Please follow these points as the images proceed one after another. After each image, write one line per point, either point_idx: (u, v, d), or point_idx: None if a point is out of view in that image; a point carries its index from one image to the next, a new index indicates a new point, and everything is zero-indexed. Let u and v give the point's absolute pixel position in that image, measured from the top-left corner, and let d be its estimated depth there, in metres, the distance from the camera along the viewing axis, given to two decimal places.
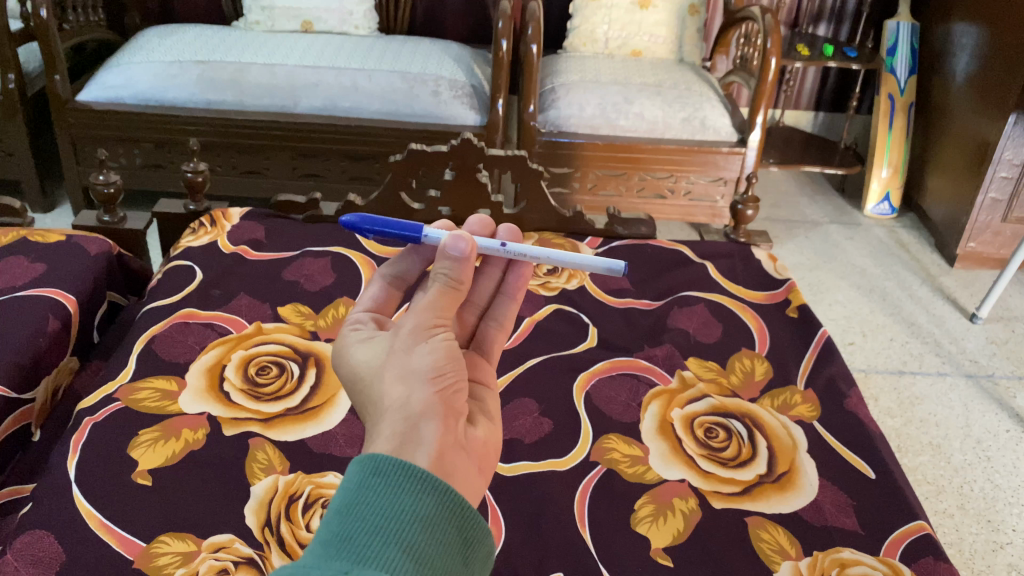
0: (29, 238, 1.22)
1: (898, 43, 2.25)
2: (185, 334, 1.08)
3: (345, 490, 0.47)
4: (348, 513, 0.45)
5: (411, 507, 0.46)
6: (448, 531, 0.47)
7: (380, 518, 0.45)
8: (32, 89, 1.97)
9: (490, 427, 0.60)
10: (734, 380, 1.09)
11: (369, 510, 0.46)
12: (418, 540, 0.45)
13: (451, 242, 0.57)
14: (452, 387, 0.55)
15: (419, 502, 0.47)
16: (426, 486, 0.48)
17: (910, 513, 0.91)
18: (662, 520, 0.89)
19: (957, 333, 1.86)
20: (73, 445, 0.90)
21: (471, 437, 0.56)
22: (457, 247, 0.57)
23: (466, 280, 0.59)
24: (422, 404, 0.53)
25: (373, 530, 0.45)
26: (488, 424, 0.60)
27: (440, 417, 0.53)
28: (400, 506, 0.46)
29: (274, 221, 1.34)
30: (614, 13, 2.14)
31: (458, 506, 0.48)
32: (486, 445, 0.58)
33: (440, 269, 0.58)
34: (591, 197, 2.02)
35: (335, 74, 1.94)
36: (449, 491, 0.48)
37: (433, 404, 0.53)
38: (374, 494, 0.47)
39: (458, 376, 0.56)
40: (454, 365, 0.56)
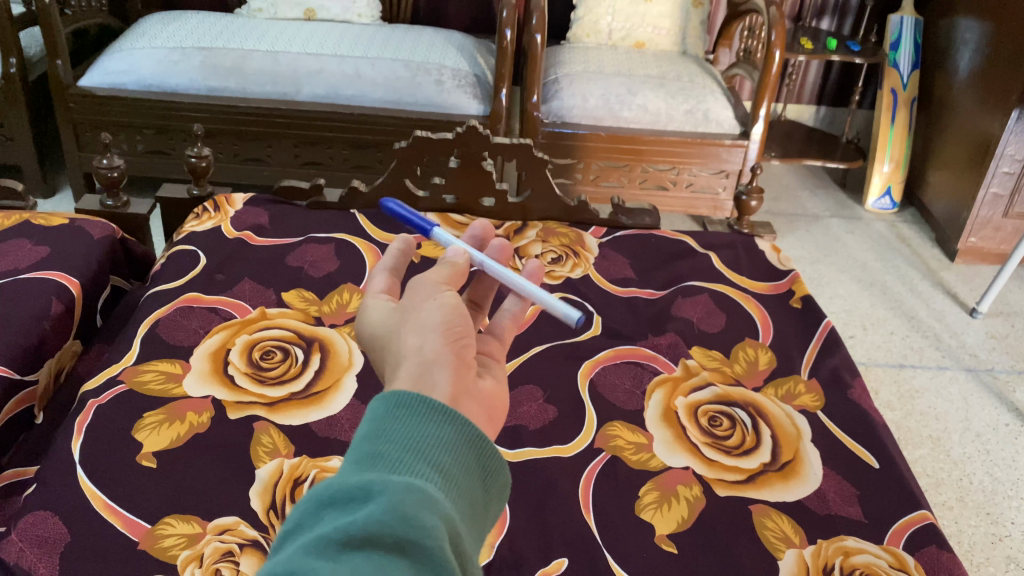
0: (31, 221, 1.22)
1: (901, 39, 2.24)
2: (189, 318, 1.07)
3: (369, 419, 0.48)
4: (377, 433, 0.46)
5: (437, 430, 0.47)
6: (473, 452, 0.48)
7: (407, 443, 0.46)
8: (33, 74, 1.96)
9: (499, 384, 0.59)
10: (738, 369, 1.09)
11: (397, 430, 0.47)
12: (447, 459, 0.46)
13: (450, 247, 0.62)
14: (462, 339, 0.55)
15: (443, 429, 0.47)
16: (449, 416, 0.48)
17: (913, 502, 0.92)
18: (667, 507, 0.89)
19: (957, 327, 1.86)
20: (77, 427, 0.89)
21: (480, 389, 0.55)
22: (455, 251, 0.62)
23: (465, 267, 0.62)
24: (436, 352, 0.53)
25: (401, 454, 0.45)
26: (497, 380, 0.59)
27: (451, 366, 0.52)
28: (424, 434, 0.47)
29: (277, 208, 1.34)
30: (617, 4, 2.13)
31: (479, 436, 0.49)
32: (495, 399, 0.56)
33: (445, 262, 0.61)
34: (593, 187, 2.01)
35: (338, 62, 1.93)
36: (467, 421, 0.49)
37: (446, 353, 0.53)
38: (398, 422, 0.47)
39: (467, 329, 0.55)
40: (464, 317, 0.56)
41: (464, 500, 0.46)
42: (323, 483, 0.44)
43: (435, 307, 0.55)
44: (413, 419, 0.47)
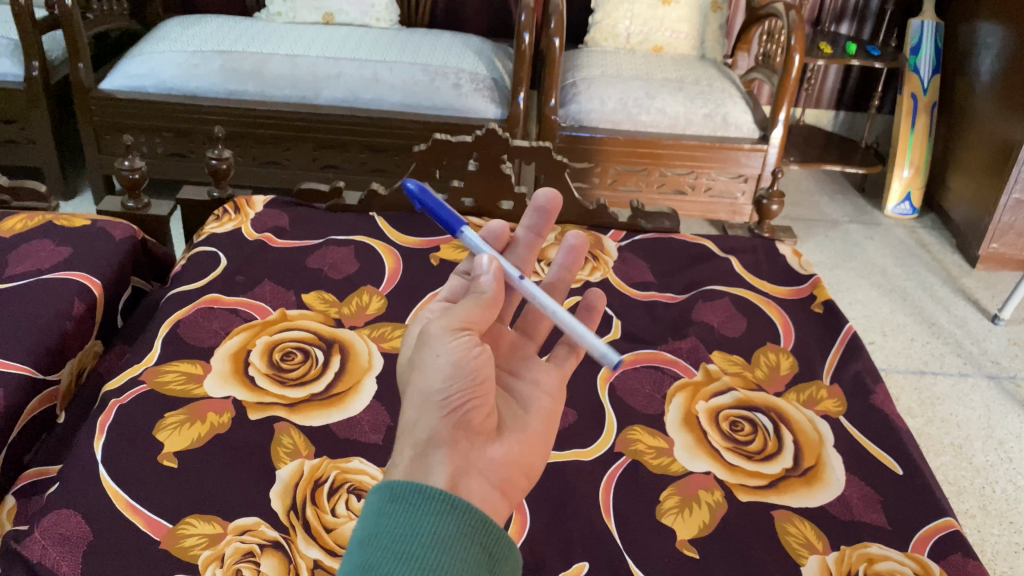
0: (54, 222, 1.22)
1: (921, 44, 2.22)
2: (210, 319, 1.08)
3: (368, 519, 0.51)
4: (371, 543, 0.50)
5: (429, 532, 0.50)
6: (468, 549, 0.51)
7: (406, 543, 0.50)
8: (55, 77, 1.98)
9: (525, 437, 0.64)
10: (759, 374, 1.09)
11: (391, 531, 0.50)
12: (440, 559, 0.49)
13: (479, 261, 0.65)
14: (464, 409, 0.59)
15: (441, 522, 0.51)
16: (447, 507, 0.52)
17: (939, 510, 0.90)
18: (688, 511, 0.88)
19: (978, 334, 1.84)
20: (99, 427, 0.90)
21: (491, 456, 0.60)
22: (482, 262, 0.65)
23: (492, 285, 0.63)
24: (432, 431, 0.57)
25: (400, 558, 0.49)
26: (521, 438, 0.64)
27: (450, 445, 0.57)
28: (422, 529, 0.50)
29: (297, 210, 1.34)
30: (636, 8, 2.13)
31: (480, 521, 0.53)
32: (511, 461, 0.62)
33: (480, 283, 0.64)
34: (611, 192, 2.01)
35: (357, 66, 1.94)
36: (467, 507, 0.53)
37: (440, 432, 0.58)
38: (397, 519, 0.51)
39: (472, 395, 0.59)
40: (470, 382, 0.59)
41: None
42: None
43: (437, 375, 0.59)
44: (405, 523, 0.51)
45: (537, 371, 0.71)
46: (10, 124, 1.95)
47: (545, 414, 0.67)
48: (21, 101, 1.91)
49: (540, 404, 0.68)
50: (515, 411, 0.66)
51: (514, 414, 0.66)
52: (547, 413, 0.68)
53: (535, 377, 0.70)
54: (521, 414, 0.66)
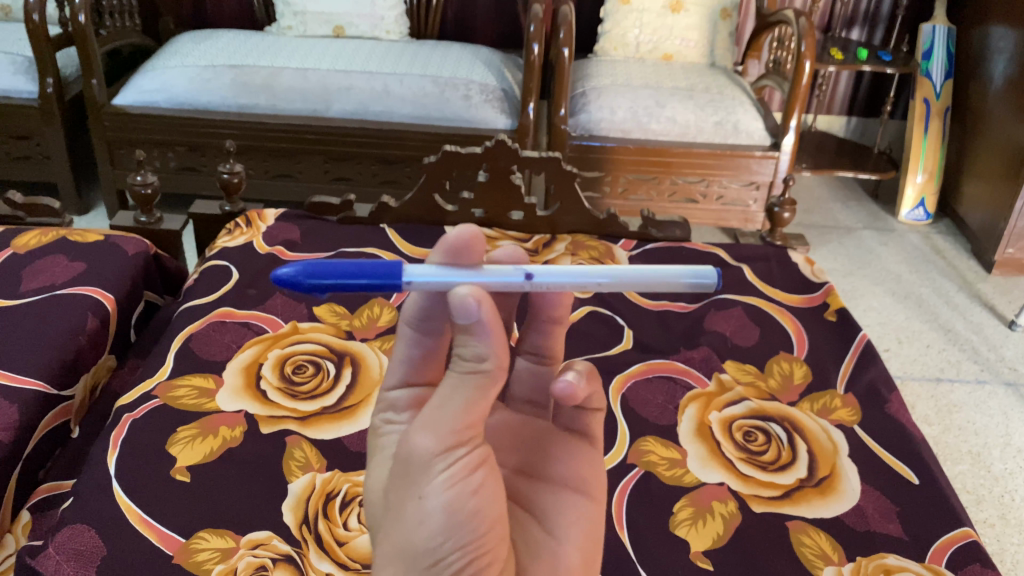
0: (68, 237, 1.23)
1: (933, 48, 2.21)
2: (222, 333, 1.08)
3: None
4: None
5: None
6: None
7: None
8: (69, 93, 1.99)
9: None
10: (772, 384, 1.08)
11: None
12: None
13: (461, 307, 0.52)
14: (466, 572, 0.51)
15: None
16: None
17: (956, 519, 0.89)
18: (701, 523, 0.87)
19: (995, 340, 1.82)
20: (112, 442, 0.90)
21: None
22: (469, 311, 0.52)
23: (491, 357, 0.53)
24: None
25: None
26: None
27: None
28: None
29: (309, 223, 1.35)
30: (645, 17, 2.13)
31: None
32: None
33: (473, 351, 0.54)
34: (621, 201, 2.01)
35: (367, 78, 1.94)
36: None
37: None
38: None
39: (474, 554, 0.52)
40: (473, 529, 0.52)
41: None
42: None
43: (431, 523, 0.52)
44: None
45: (564, 465, 0.66)
46: (24, 141, 1.97)
47: (582, 542, 0.63)
48: (36, 117, 1.93)
49: (574, 516, 0.64)
50: (544, 544, 0.61)
51: (540, 551, 0.61)
52: (585, 530, 0.64)
53: (564, 476, 0.66)
54: (553, 552, 0.61)
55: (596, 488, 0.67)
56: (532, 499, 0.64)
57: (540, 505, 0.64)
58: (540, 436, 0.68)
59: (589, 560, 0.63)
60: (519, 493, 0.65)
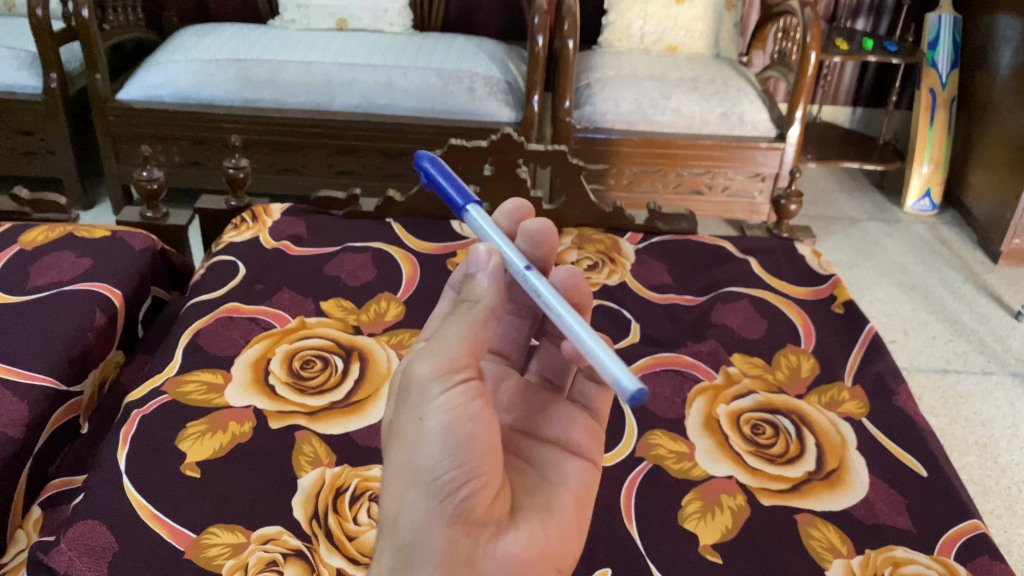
0: (74, 233, 1.23)
1: (939, 38, 2.20)
2: (230, 328, 1.08)
3: None
4: None
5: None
6: None
7: None
8: (74, 88, 1.99)
9: (550, 519, 0.61)
10: (780, 376, 1.08)
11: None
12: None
13: (476, 260, 0.61)
14: (460, 497, 0.55)
15: None
16: None
17: (965, 512, 0.89)
18: (710, 516, 0.88)
19: (1001, 331, 1.82)
20: (122, 438, 0.90)
21: (502, 549, 0.57)
22: (481, 263, 0.61)
23: (485, 297, 0.59)
24: (423, 516, 0.55)
25: None
26: (541, 514, 0.61)
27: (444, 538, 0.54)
28: None
29: (314, 217, 1.34)
30: (649, 8, 2.12)
31: None
32: (526, 546, 0.58)
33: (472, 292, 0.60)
34: (626, 193, 2.00)
35: (371, 71, 1.94)
36: None
37: (433, 516, 0.55)
38: None
39: (469, 481, 0.55)
40: (468, 453, 0.54)
41: None
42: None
43: (429, 448, 0.55)
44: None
45: (563, 428, 0.70)
46: (29, 136, 1.97)
47: (576, 486, 0.65)
48: (40, 112, 1.93)
49: (573, 471, 0.66)
50: (539, 486, 0.64)
51: (536, 490, 0.63)
52: (579, 481, 0.66)
53: (563, 438, 0.69)
54: (547, 493, 0.64)
55: (594, 451, 0.70)
56: (527, 452, 0.67)
57: (537, 459, 0.67)
58: (541, 404, 0.72)
59: (583, 503, 0.65)
60: (517, 446, 0.68)
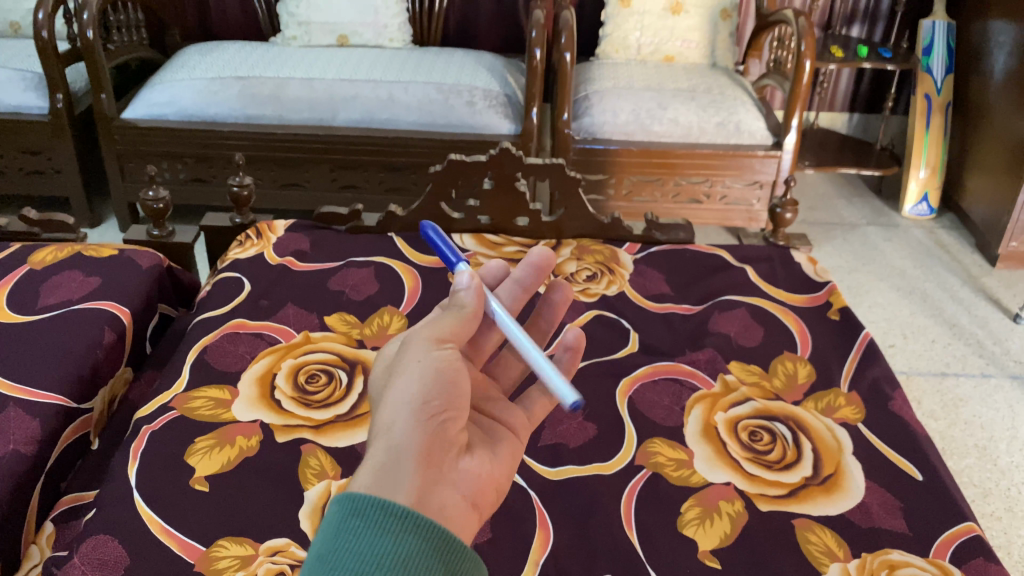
0: (83, 252, 1.26)
1: (933, 45, 2.24)
2: (236, 344, 1.10)
3: (327, 536, 0.51)
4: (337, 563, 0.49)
5: (386, 547, 0.50)
6: (428, 566, 0.50)
7: (364, 562, 0.49)
8: (80, 108, 2.02)
9: (494, 461, 0.65)
10: (777, 383, 1.09)
11: (340, 556, 0.49)
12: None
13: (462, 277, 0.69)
14: (441, 419, 0.60)
15: (399, 542, 0.50)
16: (401, 523, 0.51)
17: (960, 514, 0.91)
18: (709, 523, 0.89)
19: (1000, 334, 1.83)
20: (132, 454, 0.93)
21: (461, 468, 0.60)
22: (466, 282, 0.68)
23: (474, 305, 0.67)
24: (406, 432, 0.57)
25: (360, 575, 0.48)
26: (488, 456, 0.65)
27: (422, 447, 0.57)
28: (385, 549, 0.50)
29: (317, 233, 1.37)
30: (645, 19, 2.15)
31: (442, 538, 0.52)
32: (479, 477, 0.62)
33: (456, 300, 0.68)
34: (626, 203, 2.02)
35: (372, 86, 1.97)
36: (431, 523, 0.52)
37: (417, 433, 0.58)
38: (358, 537, 0.50)
39: (449, 407, 0.60)
40: (450, 392, 0.60)
41: None
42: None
43: (416, 381, 0.60)
44: (368, 544, 0.50)
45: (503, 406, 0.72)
46: (36, 156, 2.00)
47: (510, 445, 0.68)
48: (47, 132, 1.96)
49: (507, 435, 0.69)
50: (482, 440, 0.67)
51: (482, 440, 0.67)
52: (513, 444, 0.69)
53: (504, 416, 0.71)
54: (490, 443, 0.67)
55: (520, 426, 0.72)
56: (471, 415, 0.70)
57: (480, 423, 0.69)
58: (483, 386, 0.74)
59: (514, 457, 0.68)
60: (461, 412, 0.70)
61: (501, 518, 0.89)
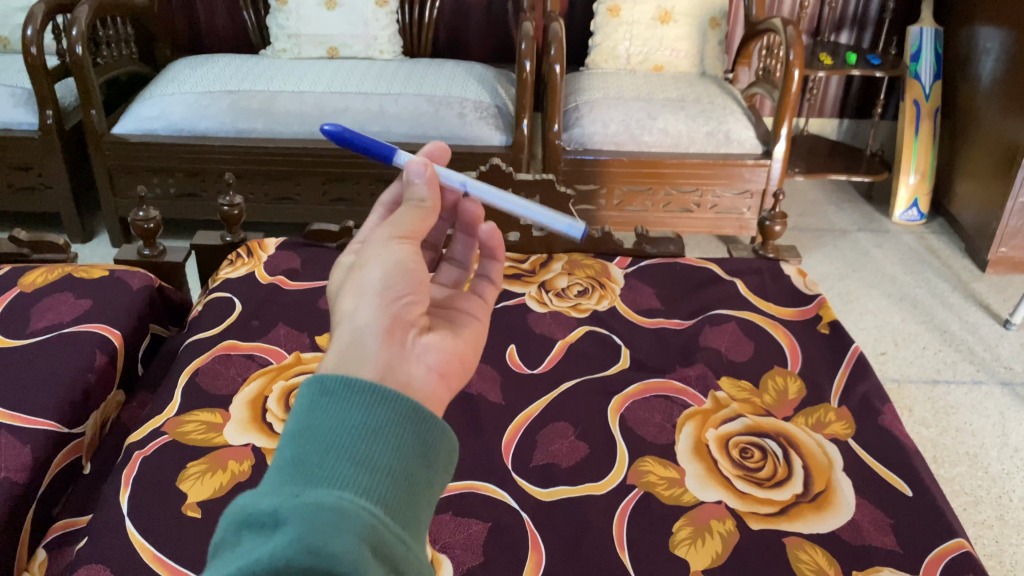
0: (73, 274, 1.26)
1: (921, 50, 2.25)
2: (228, 366, 1.10)
3: (297, 414, 0.50)
4: (307, 438, 0.48)
5: (359, 422, 0.49)
6: (400, 437, 0.50)
7: (334, 436, 0.48)
8: (70, 123, 2.02)
9: (460, 339, 0.62)
10: (767, 399, 1.10)
11: (310, 431, 0.48)
12: (391, 464, 0.49)
13: (413, 169, 0.62)
14: (403, 301, 0.56)
15: (369, 415, 0.50)
16: (371, 398, 0.50)
17: (950, 530, 0.92)
18: (700, 542, 0.90)
19: (991, 340, 1.84)
20: (124, 480, 0.93)
21: (425, 345, 0.57)
22: (419, 172, 0.62)
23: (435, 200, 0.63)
24: (367, 316, 0.54)
25: (331, 449, 0.48)
26: (454, 336, 0.61)
27: (383, 329, 0.54)
28: (356, 423, 0.49)
29: (308, 251, 1.37)
30: (635, 29, 2.15)
31: (415, 412, 0.51)
32: (447, 353, 0.58)
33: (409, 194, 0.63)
34: (617, 213, 2.03)
35: (363, 99, 1.96)
36: (401, 397, 0.51)
37: (378, 315, 0.54)
38: (326, 413, 0.49)
39: (411, 287, 0.57)
40: (411, 277, 0.57)
41: (390, 486, 0.48)
42: (240, 503, 0.46)
43: (376, 269, 0.57)
44: (342, 420, 0.49)
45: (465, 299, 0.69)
46: (27, 172, 2.00)
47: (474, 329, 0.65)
48: (37, 148, 1.96)
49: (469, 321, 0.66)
50: (451, 325, 0.64)
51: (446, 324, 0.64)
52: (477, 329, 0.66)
53: (468, 307, 0.68)
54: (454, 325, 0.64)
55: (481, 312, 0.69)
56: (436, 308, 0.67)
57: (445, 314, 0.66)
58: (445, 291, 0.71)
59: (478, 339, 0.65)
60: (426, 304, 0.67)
61: (493, 540, 0.89)
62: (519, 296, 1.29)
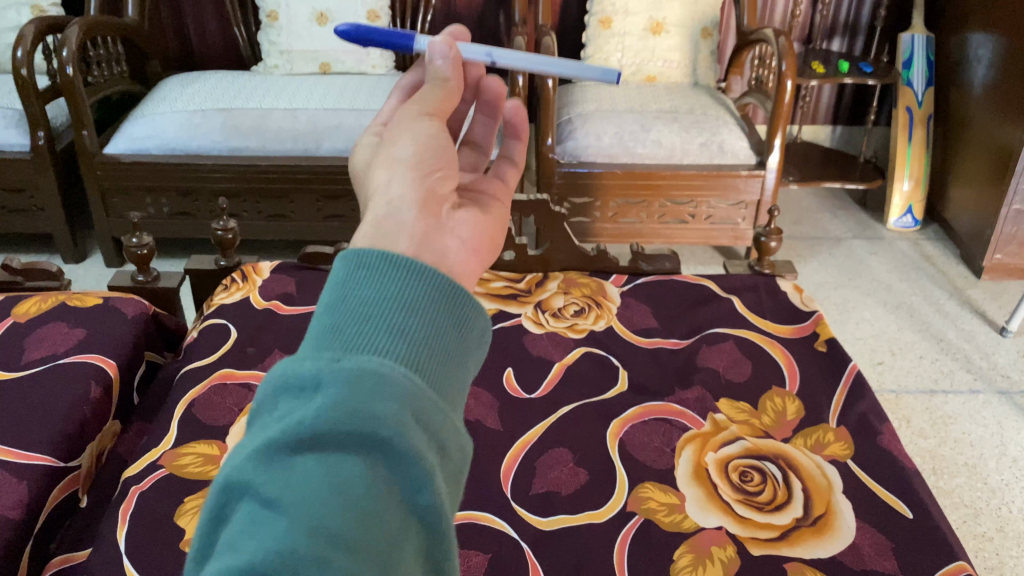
0: (67, 302, 1.25)
1: (913, 57, 2.24)
2: (224, 396, 1.10)
3: (329, 284, 0.44)
4: (338, 305, 0.42)
5: (395, 291, 0.43)
6: (437, 313, 0.44)
7: (368, 304, 0.42)
8: (61, 144, 2.01)
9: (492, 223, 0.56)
10: (766, 420, 1.10)
11: (343, 300, 0.42)
12: (428, 337, 0.43)
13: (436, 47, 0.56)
14: (434, 178, 0.51)
15: (407, 286, 0.44)
16: (408, 270, 0.44)
17: (951, 552, 0.91)
18: (702, 569, 0.89)
19: (987, 348, 1.84)
20: (121, 516, 0.92)
21: (458, 219, 0.52)
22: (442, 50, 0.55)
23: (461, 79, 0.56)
24: (400, 189, 0.49)
25: (364, 318, 0.42)
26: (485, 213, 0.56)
27: (417, 200, 0.49)
28: (391, 293, 0.43)
29: (303, 274, 1.36)
30: (627, 40, 2.15)
31: (451, 286, 0.45)
32: (481, 232, 0.53)
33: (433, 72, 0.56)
34: (612, 225, 2.03)
35: (356, 115, 1.96)
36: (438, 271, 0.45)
37: (411, 189, 0.50)
38: (360, 281, 0.43)
39: (443, 161, 0.52)
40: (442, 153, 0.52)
41: (426, 363, 0.42)
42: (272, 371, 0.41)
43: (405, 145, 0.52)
44: (374, 290, 0.43)
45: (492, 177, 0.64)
46: (18, 193, 1.99)
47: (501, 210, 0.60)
48: (29, 169, 1.95)
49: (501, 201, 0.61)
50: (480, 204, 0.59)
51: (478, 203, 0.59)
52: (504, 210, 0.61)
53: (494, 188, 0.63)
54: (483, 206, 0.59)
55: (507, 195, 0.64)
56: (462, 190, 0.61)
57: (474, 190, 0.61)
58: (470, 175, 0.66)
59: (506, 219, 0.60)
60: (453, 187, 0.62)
61: (493, 572, 0.89)
62: (515, 316, 1.29)
